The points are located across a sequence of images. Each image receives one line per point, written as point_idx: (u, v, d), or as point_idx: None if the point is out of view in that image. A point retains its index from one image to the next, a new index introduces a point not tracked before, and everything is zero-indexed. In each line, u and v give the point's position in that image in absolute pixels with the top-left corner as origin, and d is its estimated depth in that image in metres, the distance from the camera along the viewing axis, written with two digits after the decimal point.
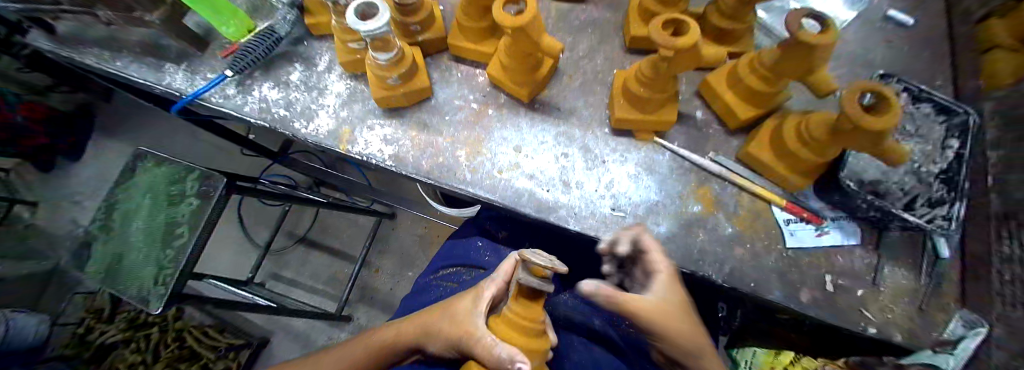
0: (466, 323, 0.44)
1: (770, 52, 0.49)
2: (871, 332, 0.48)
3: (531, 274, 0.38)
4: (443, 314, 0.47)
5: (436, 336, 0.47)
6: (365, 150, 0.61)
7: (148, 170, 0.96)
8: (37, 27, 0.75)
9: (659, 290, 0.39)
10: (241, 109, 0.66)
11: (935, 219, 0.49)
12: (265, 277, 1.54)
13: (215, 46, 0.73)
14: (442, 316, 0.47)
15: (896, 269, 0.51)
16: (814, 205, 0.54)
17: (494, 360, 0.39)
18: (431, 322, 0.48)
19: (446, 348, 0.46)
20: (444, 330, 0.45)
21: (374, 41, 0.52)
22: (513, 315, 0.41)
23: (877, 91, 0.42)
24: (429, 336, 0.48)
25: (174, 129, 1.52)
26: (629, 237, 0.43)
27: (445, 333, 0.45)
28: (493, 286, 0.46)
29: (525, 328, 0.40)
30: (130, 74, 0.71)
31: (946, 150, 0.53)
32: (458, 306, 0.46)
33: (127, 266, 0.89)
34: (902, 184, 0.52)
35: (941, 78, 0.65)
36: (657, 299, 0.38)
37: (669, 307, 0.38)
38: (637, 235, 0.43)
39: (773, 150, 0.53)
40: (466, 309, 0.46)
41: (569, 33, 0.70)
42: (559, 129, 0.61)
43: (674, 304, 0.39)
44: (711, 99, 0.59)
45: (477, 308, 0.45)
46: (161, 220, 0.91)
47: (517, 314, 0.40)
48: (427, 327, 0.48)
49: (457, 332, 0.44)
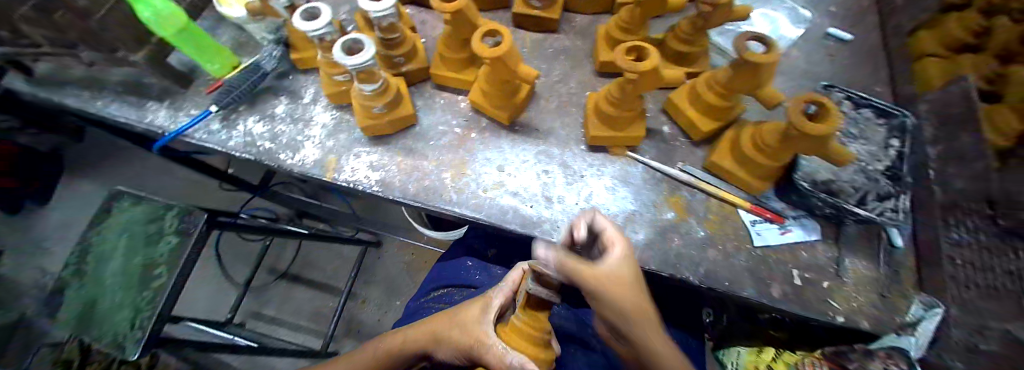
0: (476, 332, 0.48)
1: (723, 70, 0.54)
2: (840, 321, 0.51)
3: (540, 283, 0.41)
4: (455, 323, 0.50)
5: (447, 344, 0.49)
6: (352, 176, 0.62)
7: (124, 209, 0.94)
8: (12, 69, 0.74)
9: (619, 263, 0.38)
10: (225, 144, 0.66)
11: (885, 212, 0.53)
12: (245, 315, 1.48)
13: (199, 83, 0.75)
14: (453, 326, 0.50)
15: (856, 260, 0.56)
16: (775, 205, 0.59)
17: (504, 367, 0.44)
18: (440, 329, 0.51)
19: (454, 355, 0.49)
20: (456, 339, 0.48)
21: (359, 73, 0.55)
22: (525, 327, 0.45)
23: (817, 101, 0.47)
24: (440, 343, 0.50)
25: (149, 166, 1.49)
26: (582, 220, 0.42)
27: (456, 342, 0.48)
28: (502, 295, 0.50)
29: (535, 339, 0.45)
30: (110, 113, 0.71)
31: (888, 149, 0.59)
32: (467, 316, 0.49)
33: (100, 312, 0.84)
34: (854, 183, 0.56)
35: (880, 85, 0.72)
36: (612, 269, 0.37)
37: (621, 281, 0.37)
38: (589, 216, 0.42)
39: (735, 159, 0.57)
40: (476, 318, 0.49)
41: (544, 60, 0.75)
42: (539, 147, 0.65)
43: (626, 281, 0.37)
44: (676, 115, 0.64)
45: (487, 317, 0.49)
46: (138, 262, 0.88)
47: (526, 325, 0.45)
48: (437, 335, 0.50)
49: (469, 341, 0.47)
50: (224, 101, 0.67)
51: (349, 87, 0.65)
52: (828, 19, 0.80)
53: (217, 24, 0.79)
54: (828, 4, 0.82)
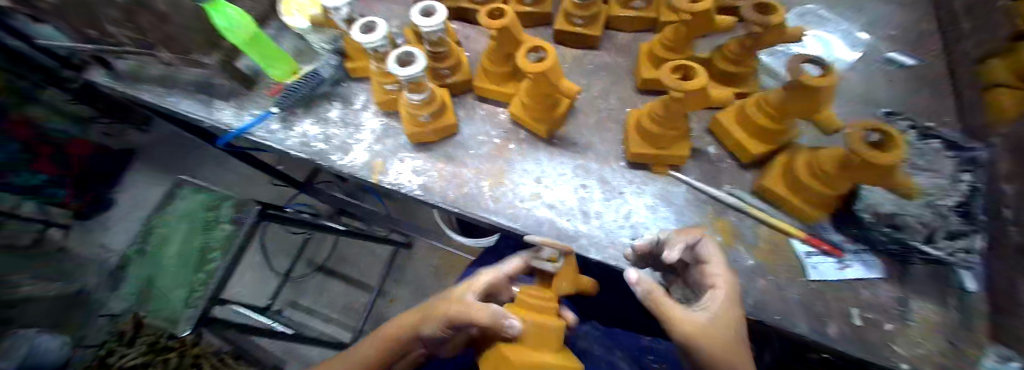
0: (458, 299, 0.46)
1: (776, 92, 0.52)
2: (904, 369, 0.47)
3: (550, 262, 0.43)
4: (440, 297, 0.49)
5: (430, 314, 0.48)
6: (395, 180, 0.65)
7: (187, 197, 1.03)
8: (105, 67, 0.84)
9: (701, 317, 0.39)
10: (283, 143, 0.71)
11: (957, 253, 0.50)
12: (282, 305, 1.56)
13: (261, 86, 0.81)
14: (438, 300, 0.49)
15: (923, 304, 0.51)
16: (833, 237, 0.55)
17: (486, 315, 0.39)
18: (427, 304, 0.50)
19: (437, 328, 0.46)
20: (439, 307, 0.47)
21: (410, 84, 0.58)
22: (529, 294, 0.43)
23: (881, 130, 0.44)
24: (424, 316, 0.49)
25: (208, 159, 1.62)
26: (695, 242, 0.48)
27: (440, 308, 0.47)
28: (491, 273, 0.50)
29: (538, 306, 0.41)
30: (184, 110, 0.79)
31: (960, 184, 0.54)
32: (452, 290, 0.49)
33: (159, 290, 0.92)
34: (922, 218, 0.50)
35: (951, 113, 0.67)
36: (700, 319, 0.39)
37: (725, 326, 0.39)
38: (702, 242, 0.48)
39: (788, 185, 0.54)
40: (459, 291, 0.48)
41: (584, 75, 0.75)
42: (577, 162, 0.65)
43: (727, 331, 0.38)
44: (723, 137, 0.62)
45: (470, 291, 0.48)
46: (197, 246, 0.96)
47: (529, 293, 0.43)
48: (424, 309, 0.49)
49: (450, 306, 0.46)
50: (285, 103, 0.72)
51: (397, 96, 0.69)
52: (891, 42, 0.75)
53: (280, 33, 0.86)
54: (887, 26, 0.78)
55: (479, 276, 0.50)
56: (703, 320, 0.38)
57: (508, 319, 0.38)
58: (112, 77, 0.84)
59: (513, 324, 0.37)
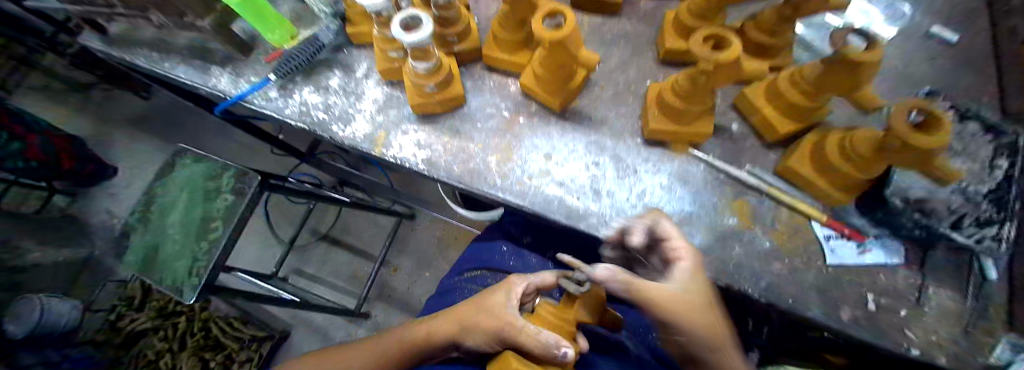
0: (501, 316, 0.46)
1: (813, 67, 0.48)
2: (914, 353, 0.46)
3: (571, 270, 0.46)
4: (479, 308, 0.49)
5: (474, 331, 0.48)
6: (400, 153, 0.62)
7: (187, 165, 1.01)
8: (92, 27, 0.79)
9: (684, 278, 0.40)
10: (282, 112, 0.68)
11: (983, 239, 0.47)
12: (288, 273, 1.58)
13: (259, 51, 0.77)
14: (478, 310, 0.49)
15: (941, 289, 0.50)
16: (855, 221, 0.53)
17: (539, 345, 0.41)
18: (464, 317, 0.49)
19: (482, 343, 0.47)
20: (482, 323, 0.47)
21: (415, 52, 0.54)
22: (545, 309, 0.48)
23: (926, 108, 0.41)
24: (466, 332, 0.49)
25: (208, 127, 1.59)
26: (644, 227, 0.45)
27: (483, 327, 0.47)
28: (525, 283, 0.50)
29: (554, 324, 0.46)
30: (178, 75, 0.75)
31: (995, 169, 0.50)
32: (491, 299, 0.49)
33: (164, 258, 0.92)
34: (947, 203, 0.48)
35: (989, 95, 0.63)
36: (680, 289, 0.39)
37: (696, 299, 0.39)
38: (654, 223, 0.45)
39: (815, 166, 0.52)
40: (500, 302, 0.48)
41: (601, 44, 0.70)
42: (590, 137, 0.62)
43: (703, 297, 0.39)
44: (748, 113, 0.58)
45: (510, 302, 0.48)
46: (198, 215, 0.95)
47: (551, 312, 0.47)
48: (463, 322, 0.49)
49: (496, 325, 0.46)
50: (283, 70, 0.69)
51: (402, 64, 0.65)
52: (935, 12, 0.70)
53: None
54: None
55: (520, 283, 0.50)
56: (677, 290, 0.39)
57: (562, 350, 0.40)
58: (101, 38, 0.80)
59: (567, 353, 0.40)
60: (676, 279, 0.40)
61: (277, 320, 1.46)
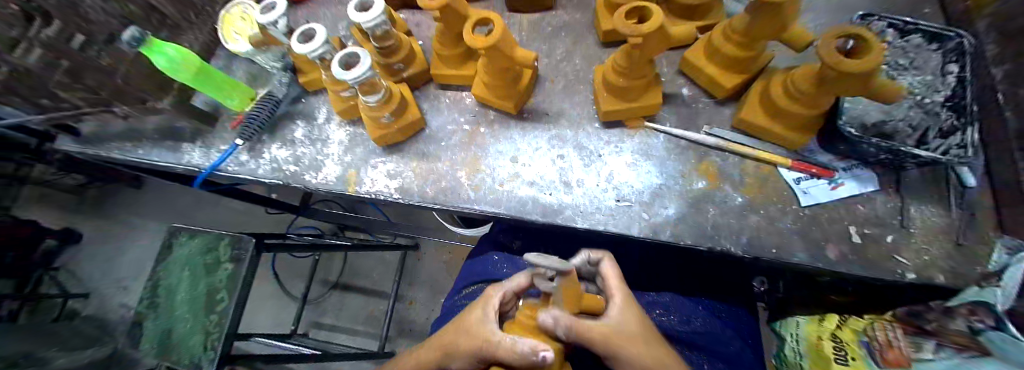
0: (479, 332, 0.45)
1: (739, 19, 0.50)
2: (910, 278, 0.46)
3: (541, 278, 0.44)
4: (459, 330, 0.48)
5: (456, 354, 0.47)
6: (372, 188, 0.63)
7: (183, 244, 1.00)
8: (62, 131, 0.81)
9: (619, 316, 0.43)
10: (255, 173, 0.70)
11: (950, 150, 0.46)
12: (308, 327, 1.58)
13: (225, 119, 0.78)
14: (457, 332, 0.48)
15: (924, 207, 0.49)
16: (823, 158, 0.53)
17: (515, 356, 0.40)
18: (448, 341, 0.49)
19: (467, 364, 0.47)
20: (462, 345, 0.46)
21: (361, 86, 0.55)
22: (524, 312, 0.45)
23: (857, 35, 0.41)
24: (450, 354, 0.48)
25: (200, 202, 1.60)
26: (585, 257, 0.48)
27: (463, 349, 0.46)
28: (500, 292, 0.48)
29: (531, 325, 0.44)
30: (153, 159, 0.76)
31: (946, 76, 0.51)
32: (469, 318, 0.48)
33: (178, 339, 0.93)
34: (909, 121, 0.50)
35: (929, 6, 0.63)
36: (615, 328, 0.42)
37: (632, 335, 0.42)
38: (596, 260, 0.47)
39: (768, 113, 0.52)
40: (479, 317, 0.47)
41: (545, 41, 0.72)
42: (550, 132, 0.63)
43: (640, 332, 0.42)
44: (696, 76, 0.59)
45: (488, 315, 0.46)
46: (203, 289, 0.95)
47: (524, 313, 0.45)
48: (445, 347, 0.49)
49: (473, 343, 0.45)
50: (248, 132, 0.70)
51: (356, 101, 0.66)
52: None
53: (230, 62, 0.83)
54: None
55: (494, 294, 0.48)
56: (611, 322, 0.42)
57: (540, 356, 0.38)
58: (73, 140, 0.82)
59: (546, 356, 0.38)
60: (614, 318, 0.43)
61: None
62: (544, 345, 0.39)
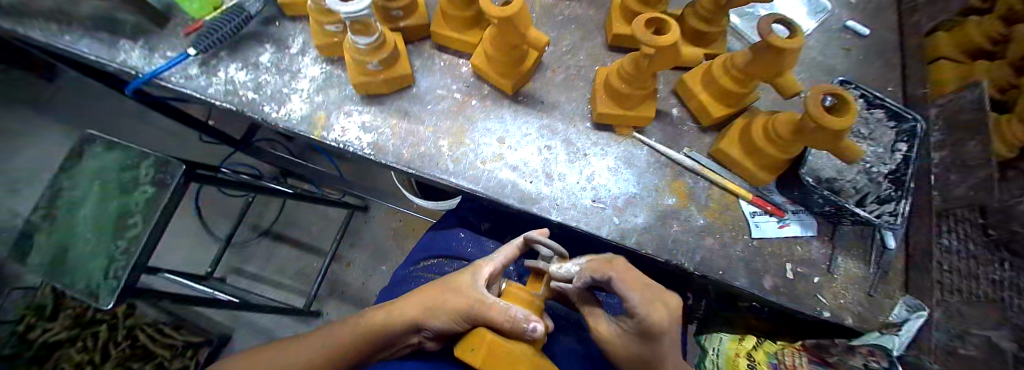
0: (468, 294, 0.46)
1: (741, 54, 0.52)
2: (825, 315, 0.55)
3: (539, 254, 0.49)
4: (444, 289, 0.49)
5: (440, 311, 0.47)
6: (342, 137, 0.59)
7: (98, 156, 0.77)
8: None
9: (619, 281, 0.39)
10: (204, 91, 0.61)
11: (883, 214, 0.55)
12: (226, 271, 1.43)
13: (178, 24, 0.67)
14: (442, 291, 0.49)
15: (849, 259, 0.59)
16: (777, 199, 0.61)
17: (507, 319, 0.41)
18: (430, 299, 0.50)
19: (447, 321, 0.46)
20: (449, 303, 0.47)
21: (354, 24, 0.50)
22: (515, 288, 0.48)
23: (838, 95, 0.47)
24: (430, 311, 0.48)
25: (121, 112, 1.38)
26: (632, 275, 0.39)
27: (450, 306, 0.46)
28: (492, 264, 0.49)
29: (524, 299, 0.46)
30: (79, 49, 0.63)
31: (894, 153, 0.60)
32: (458, 279, 0.49)
33: (74, 260, 0.71)
34: (855, 183, 0.60)
35: (893, 84, 0.73)
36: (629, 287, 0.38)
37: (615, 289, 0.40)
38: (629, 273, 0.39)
39: (742, 147, 0.57)
40: (467, 282, 0.48)
41: (552, 28, 0.70)
42: (542, 121, 0.62)
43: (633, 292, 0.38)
44: (688, 100, 0.63)
45: (479, 281, 0.48)
46: (113, 209, 0.73)
47: (517, 288, 0.47)
48: (429, 305, 0.49)
49: (462, 303, 0.45)
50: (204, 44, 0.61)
51: (341, 38, 0.60)
52: (850, 10, 0.79)
53: None
54: None
55: (485, 266, 0.49)
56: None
57: (532, 325, 0.40)
58: None
59: (537, 326, 0.40)
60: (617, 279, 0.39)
61: (216, 323, 1.33)
62: (535, 317, 0.41)
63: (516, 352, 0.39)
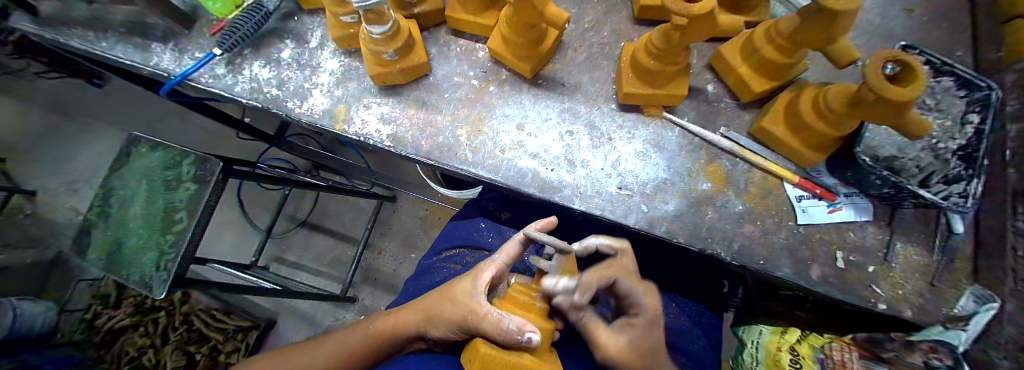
0: (466, 303, 0.45)
1: (788, 19, 0.47)
2: (881, 308, 0.51)
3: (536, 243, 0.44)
4: (445, 296, 0.48)
5: (440, 321, 0.47)
6: (362, 130, 0.59)
7: (142, 156, 0.81)
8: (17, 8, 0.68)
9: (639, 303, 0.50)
10: (231, 90, 0.63)
11: (950, 196, 0.50)
12: (269, 261, 1.51)
13: (203, 24, 0.69)
14: (443, 299, 0.48)
15: (908, 246, 0.53)
16: (827, 181, 0.55)
17: (499, 332, 0.40)
18: (431, 307, 0.49)
19: (448, 332, 0.47)
20: (447, 313, 0.46)
21: (367, 13, 0.49)
22: (516, 291, 0.45)
23: (900, 60, 0.41)
24: (431, 321, 0.49)
25: (166, 114, 1.47)
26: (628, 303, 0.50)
27: (449, 316, 0.46)
28: (493, 267, 0.48)
29: (525, 303, 0.43)
30: (115, 55, 0.66)
31: (965, 126, 0.53)
32: (458, 287, 0.48)
33: (130, 254, 0.76)
34: (918, 161, 0.54)
35: (962, 48, 0.64)
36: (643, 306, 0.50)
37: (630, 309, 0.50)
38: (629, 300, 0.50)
39: (787, 124, 0.52)
40: (467, 290, 0.47)
41: (573, 4, 0.66)
42: (563, 105, 0.59)
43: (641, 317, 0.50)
44: (725, 74, 0.58)
45: (478, 288, 0.46)
46: (160, 206, 0.77)
47: (518, 289, 0.45)
48: (429, 313, 0.49)
49: (460, 313, 0.45)
50: (228, 43, 0.62)
51: (356, 30, 0.59)
52: None
53: None
54: None
55: (485, 269, 0.48)
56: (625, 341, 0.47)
57: (526, 336, 0.38)
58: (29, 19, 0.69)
59: (531, 338, 0.38)
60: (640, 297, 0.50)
61: (262, 309, 1.42)
62: (530, 327, 0.39)
63: (514, 363, 0.38)
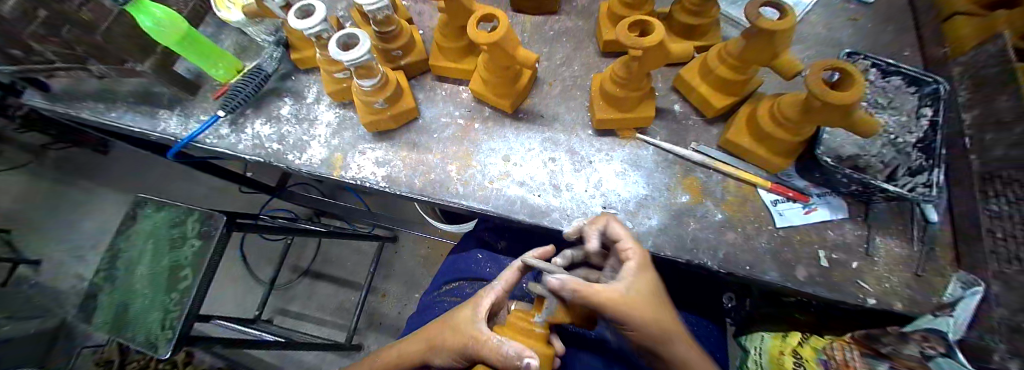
0: (467, 331, 0.46)
1: (735, 41, 0.52)
2: (870, 303, 0.51)
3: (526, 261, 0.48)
4: (446, 324, 0.49)
5: (441, 349, 0.48)
6: (358, 174, 0.63)
7: (148, 217, 0.84)
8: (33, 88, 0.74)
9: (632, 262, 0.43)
10: (235, 148, 0.67)
11: (916, 187, 0.52)
12: (271, 313, 1.50)
13: (207, 89, 0.74)
14: (445, 327, 0.49)
15: (888, 240, 0.55)
16: (799, 184, 0.58)
17: (501, 358, 0.42)
18: (433, 336, 0.50)
19: (450, 359, 0.47)
20: (448, 341, 0.47)
21: (357, 69, 0.54)
22: (515, 317, 0.46)
23: (842, 69, 0.45)
24: (434, 349, 0.49)
25: (170, 175, 1.52)
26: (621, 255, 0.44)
27: (451, 345, 0.46)
28: (492, 294, 0.48)
29: (525, 329, 0.45)
30: (125, 123, 0.71)
31: (920, 119, 0.57)
32: (459, 315, 0.48)
33: (135, 315, 0.78)
34: (881, 157, 0.57)
35: (909, 49, 0.69)
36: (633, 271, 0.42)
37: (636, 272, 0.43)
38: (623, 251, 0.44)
39: (751, 134, 0.56)
40: (467, 317, 0.47)
41: (544, 44, 0.72)
42: (545, 135, 0.63)
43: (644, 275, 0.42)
44: (689, 94, 0.62)
45: (478, 315, 0.47)
46: (165, 265, 0.79)
47: (516, 315, 0.46)
48: (431, 341, 0.50)
49: (461, 341, 0.46)
50: (230, 105, 0.67)
51: (349, 84, 0.65)
52: None
53: (220, 33, 0.78)
54: None
55: (485, 295, 0.48)
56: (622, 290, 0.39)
57: (525, 362, 0.40)
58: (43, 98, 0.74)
59: (530, 363, 0.40)
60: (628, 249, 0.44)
61: (266, 364, 1.39)
62: (529, 352, 0.41)
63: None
